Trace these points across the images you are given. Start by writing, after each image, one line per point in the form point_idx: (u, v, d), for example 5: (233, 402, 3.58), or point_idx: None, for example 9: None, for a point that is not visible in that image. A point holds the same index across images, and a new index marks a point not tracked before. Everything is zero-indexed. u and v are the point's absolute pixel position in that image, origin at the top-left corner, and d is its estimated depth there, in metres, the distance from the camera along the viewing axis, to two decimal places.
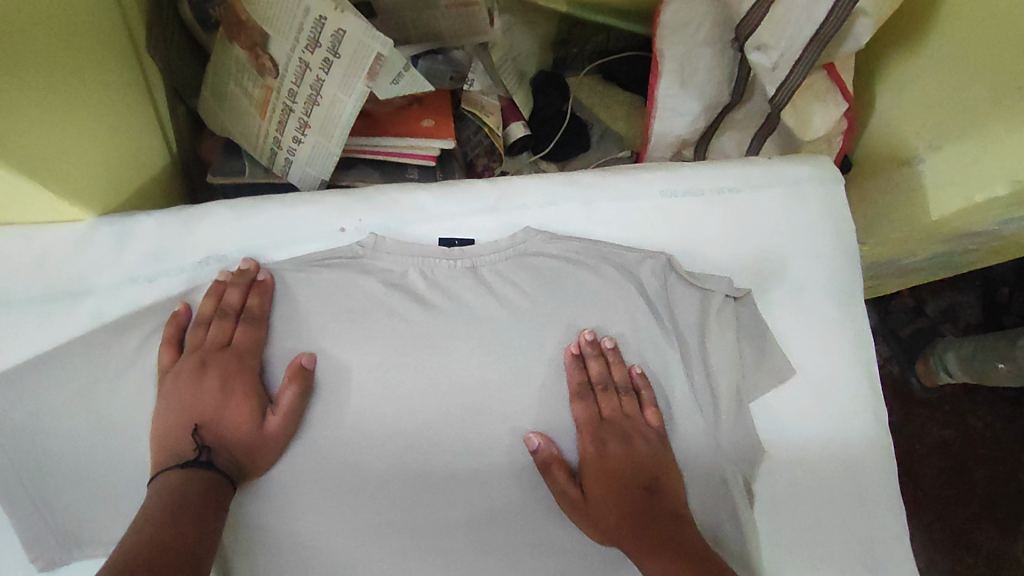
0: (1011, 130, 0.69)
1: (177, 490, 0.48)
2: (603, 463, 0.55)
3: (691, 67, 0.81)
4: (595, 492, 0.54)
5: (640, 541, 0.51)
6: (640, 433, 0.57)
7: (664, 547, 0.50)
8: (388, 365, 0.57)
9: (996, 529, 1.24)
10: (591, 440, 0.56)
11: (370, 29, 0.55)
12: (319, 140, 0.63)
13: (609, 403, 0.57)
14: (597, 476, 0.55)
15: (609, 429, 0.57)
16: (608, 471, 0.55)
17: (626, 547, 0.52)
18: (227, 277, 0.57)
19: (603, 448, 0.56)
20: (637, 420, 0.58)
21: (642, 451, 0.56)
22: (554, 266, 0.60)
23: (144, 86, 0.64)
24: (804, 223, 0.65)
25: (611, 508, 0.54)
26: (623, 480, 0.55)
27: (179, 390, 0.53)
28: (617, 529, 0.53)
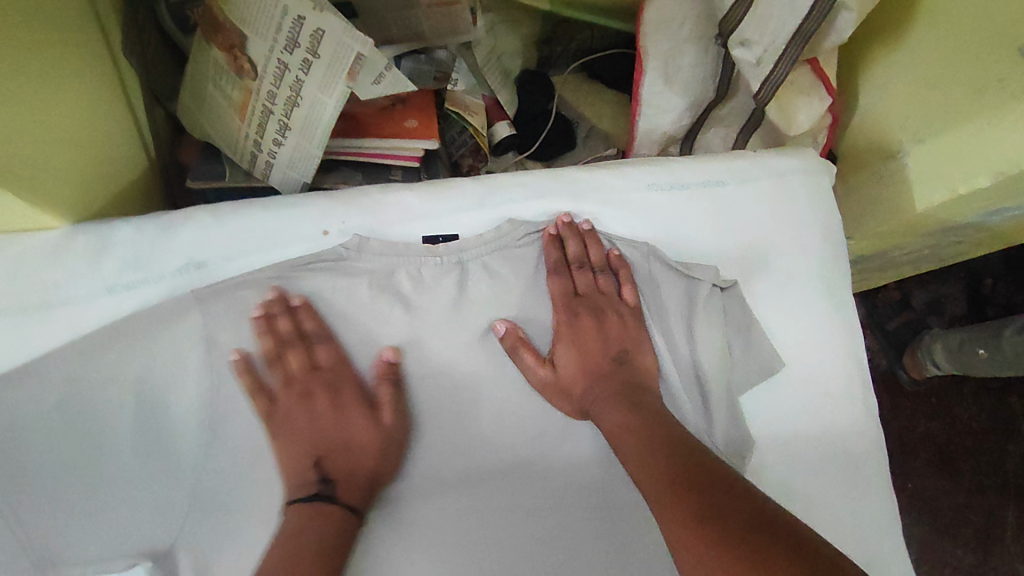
0: (993, 120, 0.69)
1: (301, 528, 0.51)
2: (576, 337, 0.59)
3: (675, 64, 0.81)
4: (566, 359, 0.58)
5: (605, 403, 0.56)
6: (612, 305, 0.60)
7: (629, 411, 0.55)
8: (374, 369, 0.57)
9: (984, 518, 1.26)
10: (566, 311, 0.59)
11: (351, 29, 0.54)
12: (299, 142, 0.62)
13: (585, 279, 0.60)
14: (569, 347, 0.59)
15: (584, 302, 0.59)
16: (579, 345, 0.59)
17: (594, 413, 0.57)
18: (264, 310, 0.54)
19: (577, 328, 0.59)
20: (610, 293, 0.60)
21: (613, 325, 0.59)
22: (541, 248, 0.60)
23: (119, 89, 0.63)
24: (791, 216, 0.64)
25: (582, 379, 0.58)
26: (592, 353, 0.58)
27: (291, 421, 0.55)
28: (586, 399, 0.58)
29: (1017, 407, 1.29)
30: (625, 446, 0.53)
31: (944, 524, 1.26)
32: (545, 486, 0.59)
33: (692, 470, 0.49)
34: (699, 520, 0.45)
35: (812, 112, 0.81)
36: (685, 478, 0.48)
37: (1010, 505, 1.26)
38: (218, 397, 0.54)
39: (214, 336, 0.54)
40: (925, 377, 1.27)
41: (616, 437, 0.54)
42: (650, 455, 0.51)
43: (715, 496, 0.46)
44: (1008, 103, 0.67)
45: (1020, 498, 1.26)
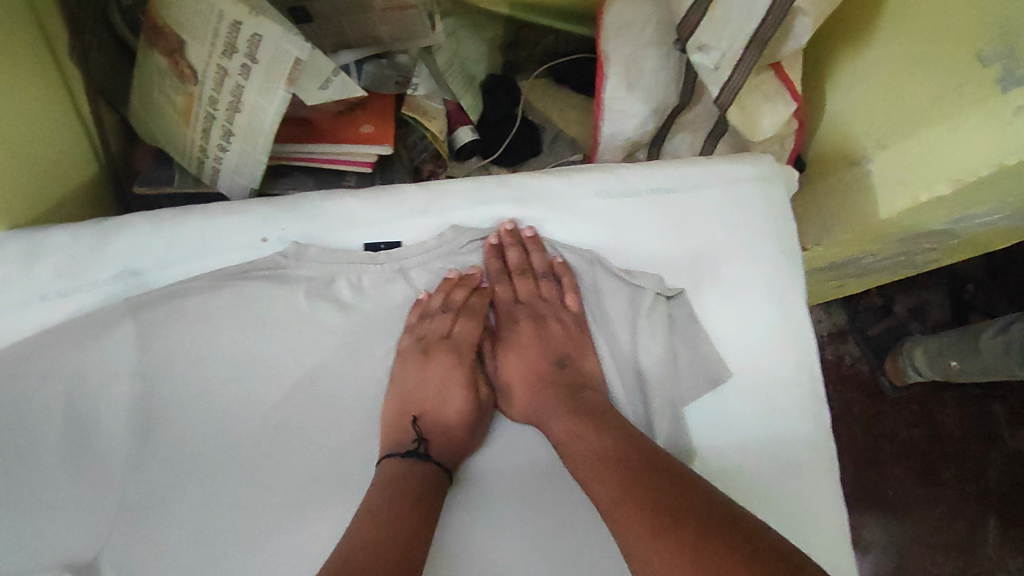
0: (950, 127, 0.68)
1: (407, 478, 0.53)
2: (518, 343, 0.62)
3: (638, 67, 0.80)
4: (510, 366, 0.61)
5: (547, 411, 0.57)
6: (551, 312, 0.62)
7: (569, 411, 0.56)
8: (312, 377, 0.56)
9: (964, 526, 1.24)
10: (505, 319, 0.62)
11: (289, 34, 0.53)
12: (244, 147, 0.61)
13: (527, 288, 0.62)
14: (513, 357, 0.62)
15: (525, 314, 0.62)
16: (523, 354, 0.61)
17: (538, 416, 0.58)
18: (456, 274, 0.60)
19: (519, 335, 0.62)
20: (548, 299, 0.62)
21: (553, 330, 0.62)
22: (481, 253, 0.62)
23: (67, 93, 0.62)
24: (742, 224, 0.64)
25: (525, 383, 0.60)
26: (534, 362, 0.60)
27: (407, 379, 0.58)
28: (529, 403, 0.59)
29: (998, 415, 1.27)
30: (566, 447, 0.54)
31: (924, 533, 1.24)
32: (489, 508, 0.55)
33: (633, 470, 0.49)
34: (644, 521, 0.46)
35: (775, 118, 0.80)
36: (629, 478, 0.49)
37: (991, 513, 1.24)
38: (154, 404, 0.53)
39: (149, 341, 0.54)
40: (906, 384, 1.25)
41: (562, 444, 0.55)
42: (595, 459, 0.51)
43: (658, 495, 0.46)
44: (964, 110, 0.66)
45: (1002, 507, 1.24)
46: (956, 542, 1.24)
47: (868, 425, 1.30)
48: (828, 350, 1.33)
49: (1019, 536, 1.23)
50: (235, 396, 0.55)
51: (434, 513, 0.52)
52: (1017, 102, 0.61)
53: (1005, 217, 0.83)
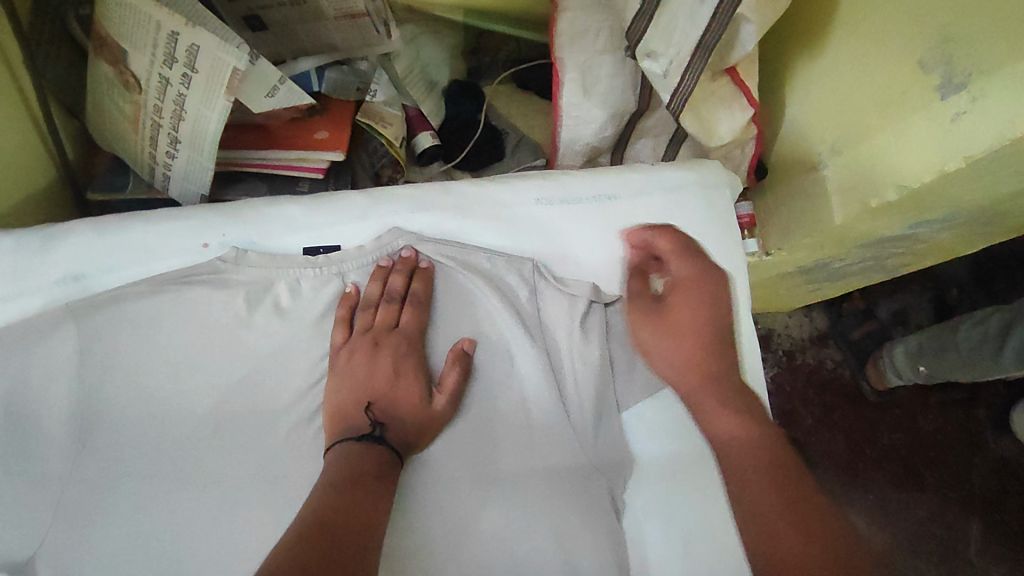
0: (896, 134, 0.68)
1: (354, 463, 0.51)
2: (703, 319, 0.58)
3: (593, 75, 0.80)
4: (648, 338, 0.59)
5: (712, 408, 0.55)
6: (714, 282, 0.60)
7: (748, 407, 0.55)
8: (250, 381, 0.57)
9: (945, 532, 1.22)
10: (680, 281, 0.60)
11: (224, 44, 0.55)
12: (191, 154, 0.63)
13: (692, 263, 0.60)
14: (646, 328, 0.59)
15: (676, 287, 0.60)
16: (665, 326, 0.58)
17: (704, 402, 0.56)
18: (389, 262, 0.59)
19: (686, 303, 0.59)
20: (710, 270, 0.61)
21: (712, 299, 0.59)
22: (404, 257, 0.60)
23: (24, 102, 0.63)
24: (682, 230, 0.65)
25: (718, 360, 0.57)
26: (698, 340, 0.58)
27: (352, 367, 0.57)
28: (705, 386, 0.56)
29: (981, 419, 1.27)
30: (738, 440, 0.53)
31: (906, 539, 1.22)
32: (423, 507, 0.56)
33: (777, 467, 0.50)
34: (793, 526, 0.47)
35: (733, 124, 0.79)
36: (782, 480, 0.50)
37: (972, 520, 1.23)
38: (93, 405, 0.54)
39: (88, 344, 0.55)
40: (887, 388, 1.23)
41: (715, 429, 0.55)
42: (744, 453, 0.52)
43: (804, 498, 0.49)
44: (909, 116, 0.66)
45: (984, 513, 1.23)
46: (937, 548, 1.22)
47: (851, 428, 1.28)
48: (809, 353, 1.31)
49: (1001, 543, 1.22)
50: (174, 399, 0.56)
51: (381, 502, 0.50)
52: (954, 108, 0.61)
53: (968, 223, 0.83)
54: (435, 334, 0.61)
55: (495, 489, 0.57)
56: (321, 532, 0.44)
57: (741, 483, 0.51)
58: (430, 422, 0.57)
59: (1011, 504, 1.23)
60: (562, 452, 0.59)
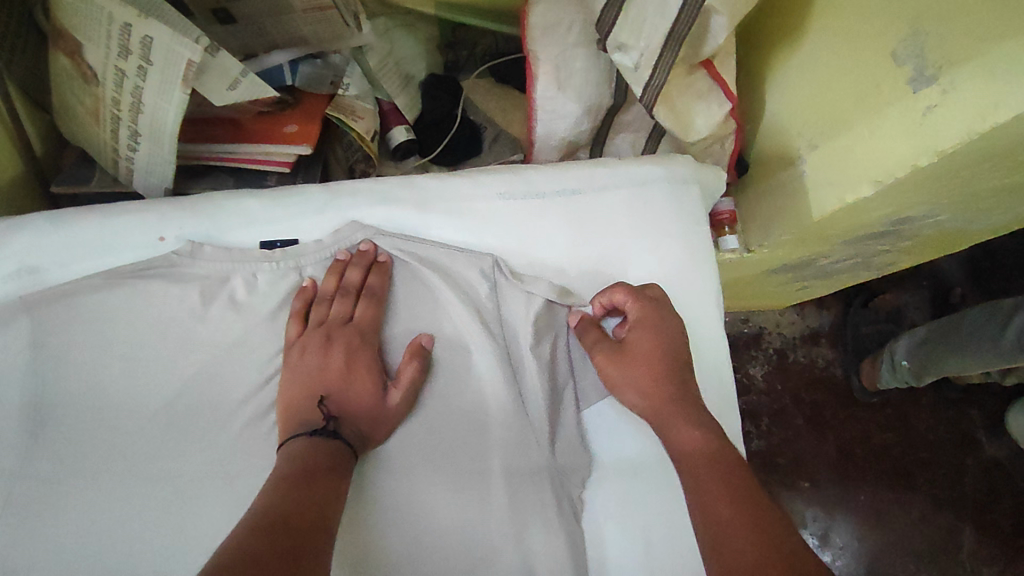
0: (870, 128, 0.67)
1: (308, 453, 0.51)
2: (654, 346, 0.56)
3: (567, 68, 0.77)
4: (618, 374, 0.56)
5: (672, 422, 0.53)
6: (666, 320, 0.57)
7: (704, 427, 0.52)
8: (204, 375, 0.56)
9: (939, 534, 1.20)
10: (640, 327, 0.57)
11: (177, 37, 0.54)
12: (152, 148, 0.62)
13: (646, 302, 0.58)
14: (621, 368, 0.56)
15: (635, 332, 0.57)
16: (641, 359, 0.56)
17: (665, 427, 0.53)
18: (346, 256, 0.59)
19: (636, 336, 0.57)
20: (663, 313, 0.58)
21: (670, 344, 0.57)
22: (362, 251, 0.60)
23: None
24: (647, 225, 0.64)
25: (668, 390, 0.54)
26: (654, 367, 0.55)
27: (306, 362, 0.56)
28: (664, 411, 0.53)
29: (975, 420, 1.25)
30: (691, 461, 0.50)
31: (900, 542, 1.19)
32: (375, 504, 0.55)
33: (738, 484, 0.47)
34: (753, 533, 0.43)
35: (709, 118, 0.77)
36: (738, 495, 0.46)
37: (966, 522, 1.20)
38: (44, 399, 0.54)
39: (42, 337, 0.54)
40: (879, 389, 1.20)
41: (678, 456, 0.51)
42: (706, 462, 0.49)
43: (760, 518, 0.44)
44: (883, 109, 0.65)
45: (976, 515, 1.21)
46: (931, 551, 1.19)
47: (842, 428, 1.25)
48: (799, 352, 1.29)
49: (994, 546, 1.19)
50: (127, 393, 0.55)
51: (339, 490, 0.49)
52: (925, 101, 0.60)
53: (952, 220, 0.81)
54: (392, 329, 0.60)
55: (450, 487, 0.57)
56: (272, 519, 0.44)
57: (704, 495, 0.47)
58: (383, 418, 0.56)
59: (1003, 507, 1.21)
60: (518, 450, 0.58)
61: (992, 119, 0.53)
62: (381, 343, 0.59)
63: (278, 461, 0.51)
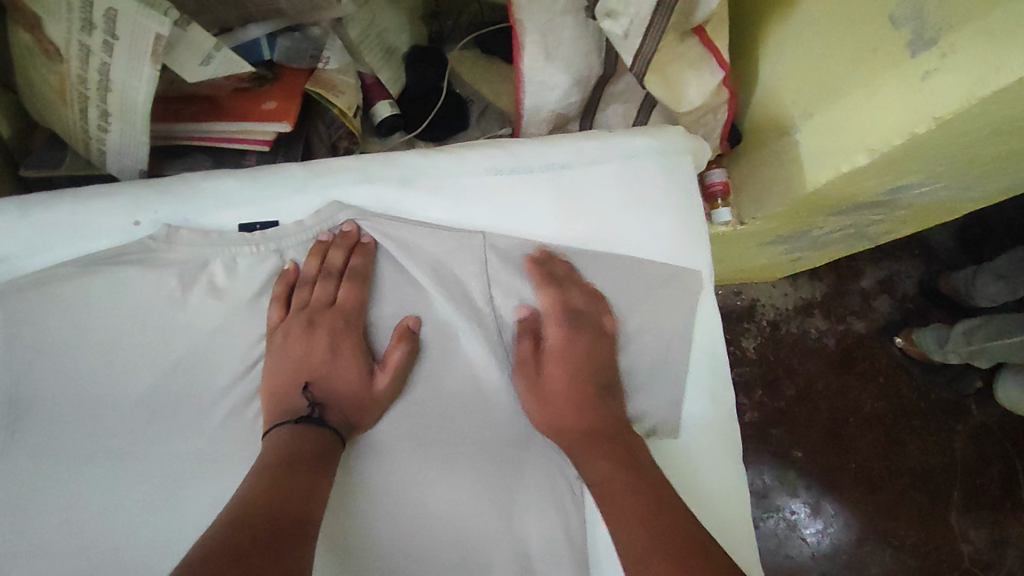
0: (868, 94, 0.64)
1: (293, 441, 0.51)
2: (567, 357, 0.59)
3: (555, 37, 0.74)
4: (556, 379, 0.58)
5: (588, 445, 0.55)
6: (604, 348, 0.59)
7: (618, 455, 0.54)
8: (186, 365, 0.55)
9: (931, 500, 1.21)
10: (567, 351, 0.59)
11: (144, 9, 0.52)
12: (124, 127, 0.60)
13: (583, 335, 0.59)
14: (563, 369, 0.58)
15: (549, 356, 0.59)
16: (563, 358, 0.59)
17: (579, 458, 0.55)
18: (329, 237, 0.58)
19: (572, 338, 0.59)
20: (605, 341, 0.60)
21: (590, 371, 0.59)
22: (340, 232, 0.58)
23: None
24: (639, 201, 0.61)
25: (578, 415, 0.57)
26: (582, 388, 0.58)
27: (290, 348, 0.56)
28: (571, 421, 0.57)
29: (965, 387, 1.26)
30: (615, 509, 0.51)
31: (892, 507, 1.21)
32: (365, 495, 0.54)
33: (661, 514, 0.50)
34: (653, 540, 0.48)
35: (701, 87, 0.75)
36: (661, 533, 0.48)
37: (957, 487, 1.21)
38: (23, 392, 0.52)
39: (15, 328, 0.53)
40: (950, 291, 1.22)
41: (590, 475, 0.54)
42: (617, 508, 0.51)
43: None
44: (882, 75, 0.62)
45: (964, 480, 1.22)
46: (922, 516, 1.20)
47: (839, 399, 1.24)
48: (793, 323, 1.27)
49: (983, 508, 1.21)
50: (107, 383, 0.53)
51: (322, 485, 0.49)
52: (924, 66, 0.58)
53: (945, 189, 0.80)
54: (379, 311, 0.59)
55: (450, 482, 0.55)
56: (256, 516, 0.43)
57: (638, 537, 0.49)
58: (369, 403, 0.56)
59: (991, 471, 1.22)
60: (521, 446, 0.58)
61: (994, 83, 0.51)
62: (366, 325, 0.59)
63: (262, 449, 0.51)
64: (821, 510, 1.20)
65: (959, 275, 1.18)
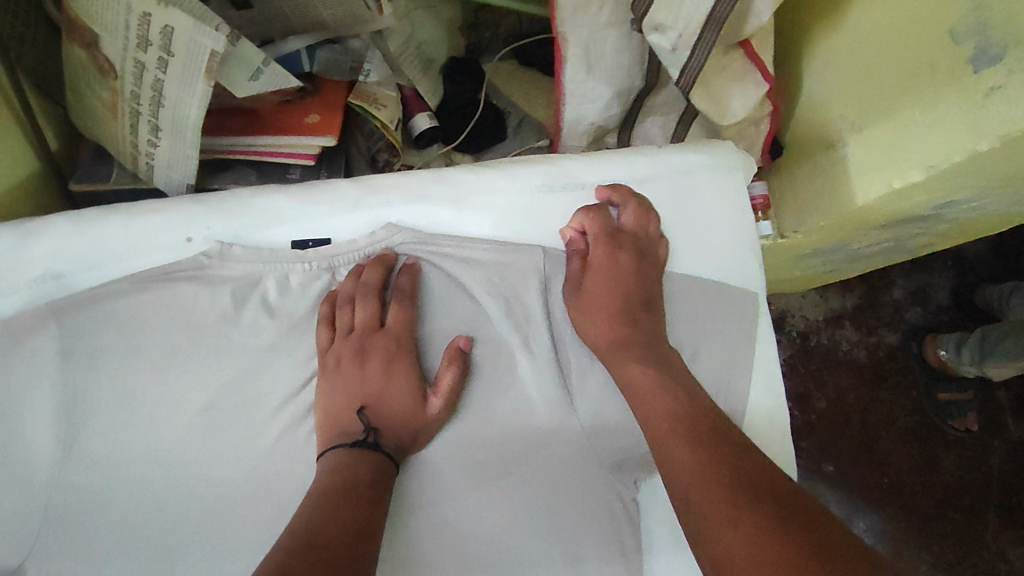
0: (924, 109, 0.63)
1: (348, 466, 0.50)
2: (614, 267, 0.57)
3: (598, 49, 0.73)
4: (600, 288, 0.57)
5: (625, 357, 0.54)
6: (658, 271, 0.58)
7: (656, 368, 0.53)
8: (236, 383, 0.54)
9: (967, 518, 1.18)
10: (644, 264, 0.58)
11: (199, 26, 0.51)
12: (174, 142, 0.60)
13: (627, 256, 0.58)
14: (604, 278, 0.57)
15: (593, 270, 0.58)
16: (604, 274, 0.57)
17: (618, 364, 0.54)
18: (366, 259, 0.57)
19: (617, 257, 0.57)
20: (657, 265, 0.58)
21: (641, 288, 0.57)
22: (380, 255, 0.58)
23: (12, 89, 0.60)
24: (691, 218, 0.61)
25: (621, 323, 0.55)
26: (630, 301, 0.56)
27: (343, 370, 0.55)
28: (612, 325, 0.55)
29: (1003, 402, 1.23)
30: (663, 419, 0.49)
31: (928, 524, 1.18)
32: (418, 518, 0.54)
33: (714, 443, 0.46)
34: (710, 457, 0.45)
35: (746, 101, 0.73)
36: (741, 462, 0.45)
37: (995, 505, 1.18)
38: (77, 407, 0.52)
39: (71, 344, 0.53)
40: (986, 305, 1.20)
41: (639, 389, 0.52)
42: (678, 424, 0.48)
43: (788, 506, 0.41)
44: (939, 91, 0.61)
45: (1002, 497, 1.19)
46: (959, 534, 1.17)
47: (874, 411, 1.22)
48: (825, 335, 1.25)
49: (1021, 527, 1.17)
50: (159, 400, 0.53)
51: (376, 509, 0.48)
52: (988, 83, 0.56)
53: (995, 203, 0.78)
54: (430, 329, 0.58)
55: (502, 506, 0.55)
56: (316, 544, 0.43)
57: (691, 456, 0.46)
58: (424, 426, 0.55)
59: None
60: (574, 464, 0.57)
61: None
62: (418, 346, 0.57)
63: (317, 473, 0.51)
64: (853, 524, 1.18)
65: (995, 290, 1.16)
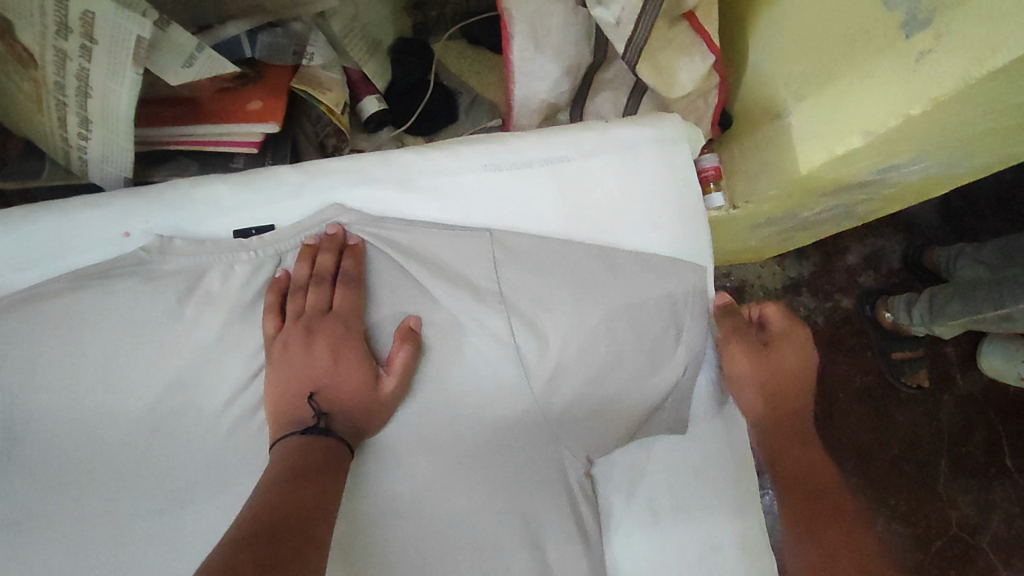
0: (862, 75, 0.64)
1: (300, 455, 0.50)
2: (773, 352, 0.65)
3: (544, 26, 0.72)
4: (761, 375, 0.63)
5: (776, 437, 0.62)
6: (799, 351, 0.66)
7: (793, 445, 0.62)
8: (185, 379, 0.53)
9: (920, 471, 1.24)
10: (771, 340, 0.65)
11: (123, 11, 0.50)
12: (105, 134, 0.57)
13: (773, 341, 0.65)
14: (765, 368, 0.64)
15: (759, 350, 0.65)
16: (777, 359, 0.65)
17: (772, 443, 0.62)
18: (315, 241, 0.56)
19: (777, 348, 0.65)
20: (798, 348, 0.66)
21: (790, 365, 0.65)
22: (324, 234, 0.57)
23: None
24: (640, 192, 0.59)
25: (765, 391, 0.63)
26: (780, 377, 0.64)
27: (291, 357, 0.54)
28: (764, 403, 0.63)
29: (951, 357, 1.28)
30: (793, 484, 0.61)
31: (882, 478, 1.23)
32: (376, 503, 0.55)
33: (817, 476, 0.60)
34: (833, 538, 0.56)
35: (692, 73, 0.73)
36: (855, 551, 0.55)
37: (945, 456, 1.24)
38: (19, 411, 0.51)
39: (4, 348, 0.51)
40: (933, 266, 1.24)
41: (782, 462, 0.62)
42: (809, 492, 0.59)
43: None
44: (874, 56, 0.62)
45: (952, 448, 1.24)
46: (912, 486, 1.23)
47: (829, 373, 1.26)
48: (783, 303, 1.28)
49: (970, 475, 1.24)
50: (105, 400, 0.52)
51: (328, 504, 0.48)
52: (919, 47, 0.57)
53: (933, 166, 0.81)
54: (377, 313, 0.58)
55: (463, 486, 0.56)
56: (267, 535, 0.42)
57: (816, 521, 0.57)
58: (376, 406, 0.55)
59: (977, 438, 1.25)
60: (529, 439, 0.58)
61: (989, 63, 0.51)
62: (366, 328, 0.58)
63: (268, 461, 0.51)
64: None
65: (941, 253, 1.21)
